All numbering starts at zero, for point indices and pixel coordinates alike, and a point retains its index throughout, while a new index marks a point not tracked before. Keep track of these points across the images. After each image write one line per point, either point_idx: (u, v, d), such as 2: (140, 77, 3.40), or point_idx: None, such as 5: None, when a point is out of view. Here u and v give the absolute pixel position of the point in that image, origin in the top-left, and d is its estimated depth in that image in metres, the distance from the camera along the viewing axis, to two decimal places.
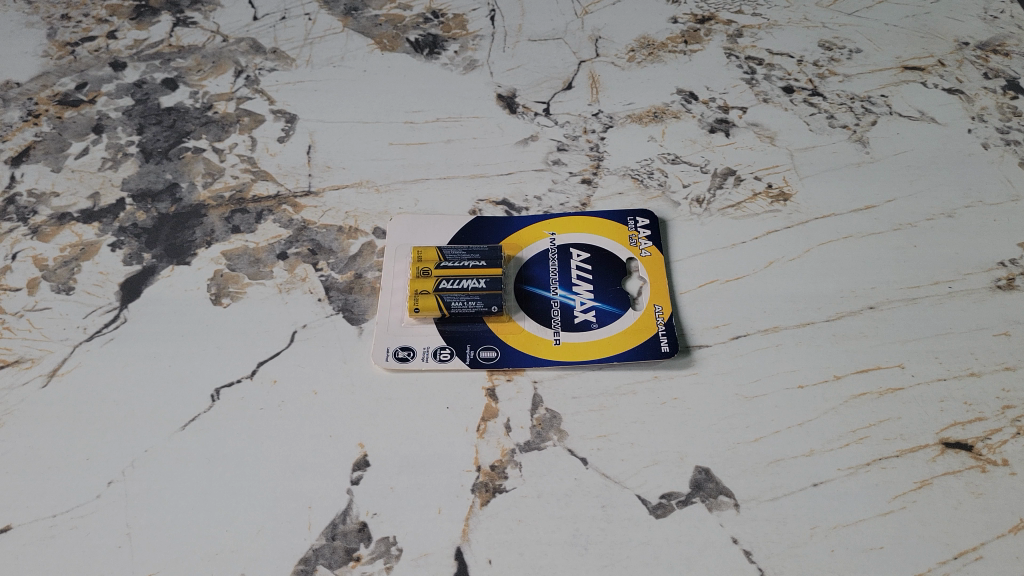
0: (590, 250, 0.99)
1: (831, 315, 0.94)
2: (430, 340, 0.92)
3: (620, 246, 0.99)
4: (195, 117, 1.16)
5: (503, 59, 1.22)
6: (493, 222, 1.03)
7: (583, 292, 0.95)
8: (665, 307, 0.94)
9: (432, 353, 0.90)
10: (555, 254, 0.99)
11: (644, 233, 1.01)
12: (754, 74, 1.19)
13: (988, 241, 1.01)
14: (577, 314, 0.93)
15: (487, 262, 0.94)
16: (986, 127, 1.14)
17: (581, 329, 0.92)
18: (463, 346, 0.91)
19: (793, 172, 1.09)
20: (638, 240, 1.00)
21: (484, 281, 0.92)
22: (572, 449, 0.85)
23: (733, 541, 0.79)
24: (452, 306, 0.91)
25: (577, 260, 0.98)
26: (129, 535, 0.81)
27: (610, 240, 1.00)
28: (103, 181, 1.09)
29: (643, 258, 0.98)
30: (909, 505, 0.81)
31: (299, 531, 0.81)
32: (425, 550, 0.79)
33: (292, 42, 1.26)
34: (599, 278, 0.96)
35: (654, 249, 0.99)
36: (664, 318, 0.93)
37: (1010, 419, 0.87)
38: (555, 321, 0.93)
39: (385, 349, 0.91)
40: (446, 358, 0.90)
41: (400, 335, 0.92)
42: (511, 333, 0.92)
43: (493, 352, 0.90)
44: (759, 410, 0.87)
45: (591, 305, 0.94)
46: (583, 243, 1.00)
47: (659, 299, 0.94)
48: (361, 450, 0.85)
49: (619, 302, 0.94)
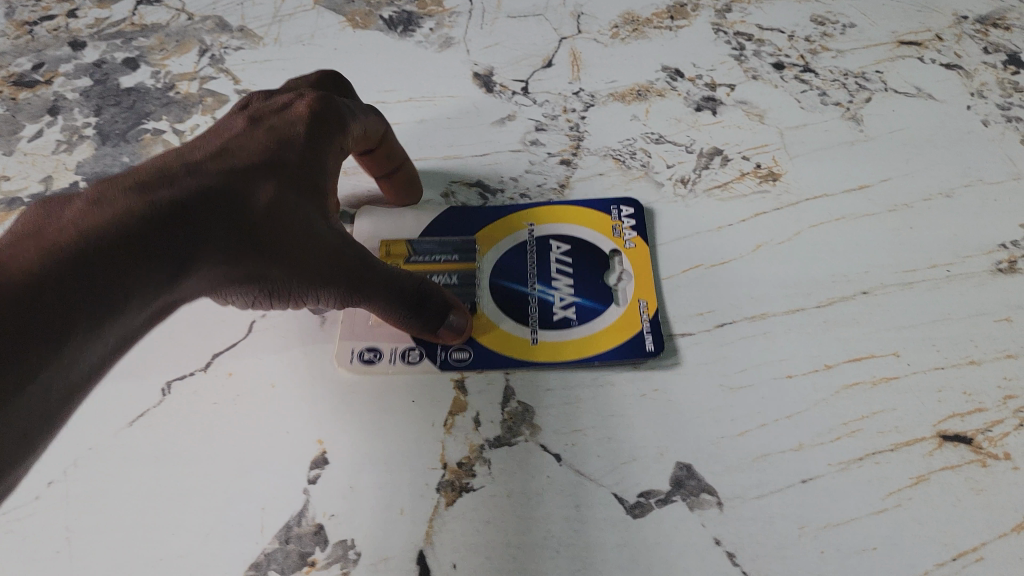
0: (571, 241, 0.94)
1: (823, 301, 0.89)
2: (399, 340, 0.87)
3: (602, 237, 0.95)
4: (156, 98, 1.12)
5: (480, 36, 1.17)
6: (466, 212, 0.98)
7: (563, 288, 0.90)
8: (649, 302, 0.89)
9: (400, 355, 0.85)
10: (534, 247, 0.94)
11: (628, 223, 0.96)
12: (742, 51, 1.14)
13: (989, 221, 0.95)
14: (555, 311, 0.88)
15: (459, 256, 0.91)
16: (986, 103, 1.07)
17: (560, 326, 0.87)
18: (434, 347, 0.86)
19: (782, 152, 1.03)
20: (622, 230, 0.95)
21: (456, 278, 0.90)
22: (545, 445, 0.80)
23: (716, 543, 0.74)
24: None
25: (557, 251, 0.93)
26: (68, 539, 0.75)
27: (592, 231, 0.95)
28: (57, 164, 1.05)
29: (628, 249, 0.93)
30: (905, 502, 0.76)
31: (250, 535, 0.75)
32: (385, 554, 0.74)
33: (259, 21, 1.20)
34: (579, 273, 0.91)
35: (639, 240, 0.94)
36: (648, 315, 0.88)
37: (1013, 410, 0.81)
38: (533, 319, 0.88)
39: (349, 351, 0.86)
40: (415, 360, 0.85)
41: (366, 335, 0.87)
42: (486, 332, 0.87)
43: (465, 353, 0.85)
44: (744, 402, 0.82)
45: (571, 301, 0.89)
46: (563, 233, 0.95)
47: (643, 294, 0.89)
48: (320, 447, 0.80)
49: (600, 298, 0.89)
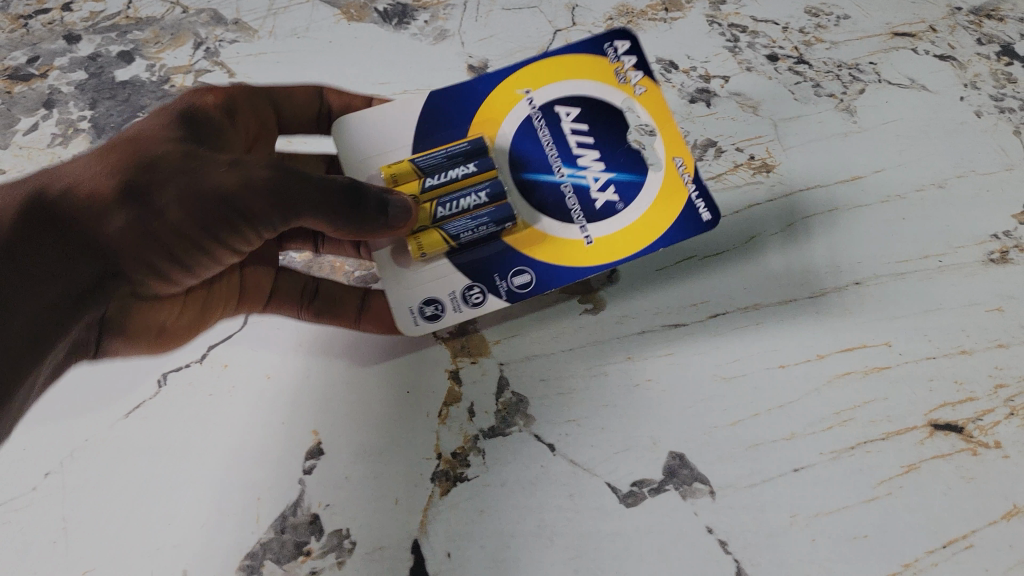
0: (579, 102, 0.81)
1: (816, 292, 0.89)
2: (450, 282, 0.80)
3: (609, 88, 0.81)
4: (151, 92, 1.13)
5: (475, 28, 1.17)
6: (450, 93, 0.84)
7: (591, 164, 0.80)
8: (684, 158, 0.79)
9: (462, 300, 0.80)
10: (540, 120, 0.82)
11: (629, 63, 0.82)
12: (737, 42, 1.14)
13: (981, 213, 0.96)
14: (595, 198, 0.79)
15: (477, 164, 0.80)
16: (979, 94, 1.07)
17: (608, 215, 0.79)
18: (491, 277, 0.80)
19: (776, 143, 1.03)
20: (625, 73, 0.82)
21: (486, 193, 0.79)
22: (539, 435, 0.80)
23: (708, 531, 0.75)
24: (461, 236, 0.79)
25: (567, 118, 0.81)
26: (65, 529, 0.76)
27: (594, 82, 0.82)
28: (54, 158, 1.07)
29: (638, 97, 0.81)
30: (895, 491, 0.77)
31: (247, 525, 0.75)
32: (379, 544, 0.75)
33: (254, 14, 1.20)
34: (599, 131, 0.81)
35: (648, 83, 0.81)
36: (689, 174, 0.78)
37: (1003, 400, 0.82)
38: (575, 214, 0.79)
39: (409, 310, 0.81)
40: (480, 301, 0.80)
41: (416, 285, 0.81)
42: (533, 241, 0.80)
43: (527, 275, 0.80)
44: (737, 392, 0.82)
45: (607, 178, 0.79)
46: (567, 94, 0.82)
47: (675, 151, 0.79)
48: (316, 438, 0.80)
49: (634, 166, 0.79)
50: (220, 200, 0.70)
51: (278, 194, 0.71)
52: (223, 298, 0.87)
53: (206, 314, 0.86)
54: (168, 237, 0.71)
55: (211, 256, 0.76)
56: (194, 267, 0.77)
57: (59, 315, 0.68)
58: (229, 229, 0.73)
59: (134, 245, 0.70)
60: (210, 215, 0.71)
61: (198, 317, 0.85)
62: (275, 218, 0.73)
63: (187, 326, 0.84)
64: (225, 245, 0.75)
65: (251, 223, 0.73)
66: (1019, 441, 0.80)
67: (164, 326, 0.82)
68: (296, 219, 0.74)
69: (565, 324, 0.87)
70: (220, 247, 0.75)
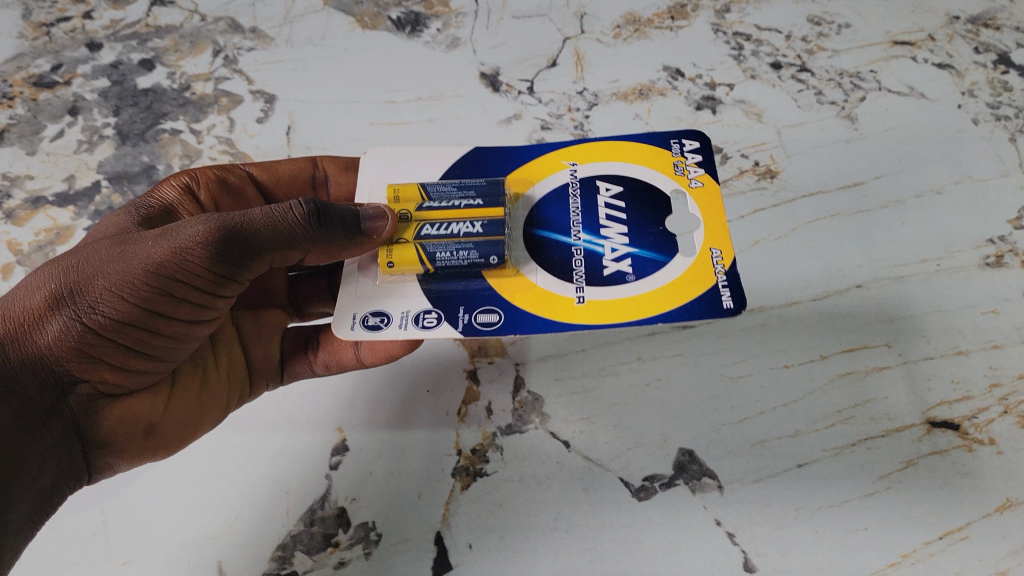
0: (622, 182, 0.79)
1: (819, 294, 0.93)
2: (409, 303, 0.74)
3: (661, 176, 0.79)
4: (172, 98, 1.16)
5: (486, 36, 1.19)
6: (495, 155, 0.84)
7: (615, 236, 0.75)
8: (724, 251, 0.72)
9: (413, 320, 0.73)
10: (578, 190, 0.79)
11: (692, 159, 0.79)
12: (741, 50, 1.15)
13: (978, 217, 0.98)
14: (606, 265, 0.74)
15: (484, 201, 0.75)
16: (976, 103, 1.08)
17: (612, 282, 0.73)
18: (456, 311, 0.73)
19: (780, 150, 1.06)
20: (685, 167, 0.79)
21: (481, 225, 0.73)
22: (555, 432, 0.84)
23: (716, 524, 0.78)
24: (438, 258, 0.73)
25: (605, 194, 0.78)
26: (103, 523, 0.81)
27: (649, 169, 0.80)
28: (79, 164, 1.10)
29: (693, 189, 0.77)
30: (895, 486, 0.80)
31: (276, 518, 0.80)
32: (404, 536, 0.79)
33: (271, 22, 1.23)
34: (635, 216, 0.76)
35: (706, 179, 0.78)
36: (725, 265, 0.71)
37: (997, 398, 0.85)
38: (577, 274, 0.73)
39: (351, 317, 0.73)
40: (431, 324, 0.72)
41: (371, 300, 0.75)
42: (521, 293, 0.73)
43: (496, 316, 0.72)
44: (743, 391, 0.86)
45: (625, 251, 0.74)
46: (612, 173, 0.80)
47: (717, 242, 0.73)
48: (340, 435, 0.85)
49: (663, 247, 0.74)
50: (162, 268, 0.67)
51: (216, 240, 0.68)
52: (222, 385, 0.82)
53: (206, 397, 0.80)
54: (125, 328, 0.68)
55: (178, 329, 0.72)
56: (168, 349, 0.73)
57: (45, 442, 0.68)
58: (183, 294, 0.70)
59: (95, 346, 0.68)
60: (157, 286, 0.68)
61: (194, 404, 0.79)
62: (224, 265, 0.70)
63: (193, 416, 0.79)
64: (186, 312, 0.71)
65: (202, 282, 0.70)
66: (1014, 438, 0.83)
67: (150, 421, 0.75)
68: (247, 259, 0.71)
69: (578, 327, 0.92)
70: (183, 317, 0.72)
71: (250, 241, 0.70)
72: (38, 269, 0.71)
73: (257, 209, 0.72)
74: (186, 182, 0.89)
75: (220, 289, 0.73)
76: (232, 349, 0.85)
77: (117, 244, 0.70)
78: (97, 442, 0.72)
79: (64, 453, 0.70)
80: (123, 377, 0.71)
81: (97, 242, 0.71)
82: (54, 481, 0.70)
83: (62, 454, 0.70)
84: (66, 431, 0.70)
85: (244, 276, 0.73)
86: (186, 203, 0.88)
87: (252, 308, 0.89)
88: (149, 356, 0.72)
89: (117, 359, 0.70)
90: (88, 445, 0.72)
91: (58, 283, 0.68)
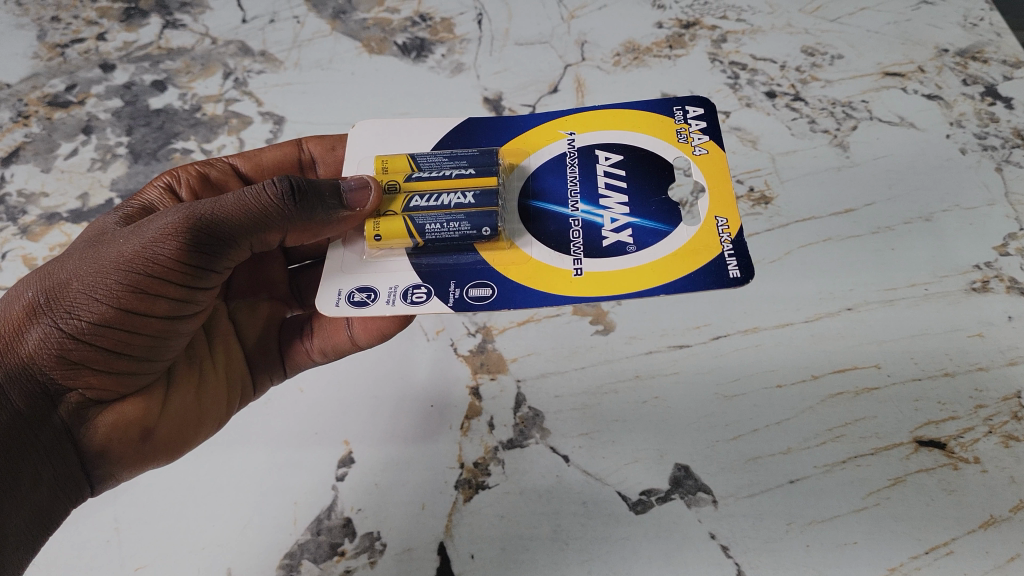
0: (624, 151, 0.81)
1: (810, 316, 0.96)
2: (397, 278, 0.75)
3: (665, 145, 0.81)
4: (184, 119, 1.19)
5: (490, 62, 1.22)
6: (495, 123, 0.86)
7: (614, 208, 0.77)
8: (730, 219, 0.74)
9: (401, 295, 0.74)
10: (575, 159, 0.81)
11: (696, 126, 0.81)
12: (737, 79, 1.17)
13: (965, 244, 1.00)
14: (605, 236, 0.75)
15: (476, 171, 0.78)
16: (964, 133, 1.09)
17: (612, 254, 0.74)
18: (448, 284, 0.74)
19: (774, 176, 1.08)
20: (689, 134, 0.81)
21: (473, 196, 0.75)
22: (555, 447, 0.88)
23: (711, 537, 0.82)
24: (427, 230, 0.75)
25: (604, 162, 0.80)
26: (116, 530, 0.86)
27: (652, 138, 0.82)
28: (93, 181, 1.13)
29: (698, 157, 0.80)
30: (883, 501, 0.83)
31: (284, 527, 0.85)
32: (408, 545, 0.83)
33: (280, 45, 1.26)
34: (635, 187, 0.78)
35: (711, 146, 0.80)
36: (730, 235, 0.73)
37: (982, 418, 0.88)
38: (576, 246, 0.75)
39: (337, 292, 0.75)
40: (421, 299, 0.74)
41: (358, 275, 0.76)
42: (515, 265, 0.75)
43: (488, 290, 0.74)
44: (737, 409, 0.90)
45: (626, 223, 0.76)
46: (612, 143, 0.82)
47: (722, 210, 0.75)
48: (346, 448, 0.90)
49: (666, 217, 0.76)
50: (130, 264, 0.70)
51: (182, 230, 0.71)
52: (221, 386, 0.85)
53: (201, 397, 0.82)
54: (104, 330, 0.70)
55: (161, 327, 0.74)
56: (152, 349, 0.74)
57: (37, 451, 0.70)
58: (159, 290, 0.72)
59: (76, 351, 0.70)
60: (129, 282, 0.70)
61: (192, 405, 0.81)
62: (198, 255, 0.72)
63: (189, 414, 0.81)
64: (167, 309, 0.73)
65: (178, 275, 0.72)
66: (998, 457, 0.85)
67: (145, 425, 0.76)
68: (219, 247, 0.74)
69: (577, 344, 0.95)
70: (164, 314, 0.73)
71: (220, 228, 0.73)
72: (20, 284, 0.74)
73: (228, 199, 0.74)
74: (167, 181, 0.92)
75: (199, 282, 0.75)
76: (229, 348, 0.87)
77: (90, 252, 0.73)
78: (92, 452, 0.74)
79: (59, 462, 0.73)
80: (110, 382, 0.73)
81: (73, 253, 0.75)
82: (52, 494, 0.73)
83: (57, 465, 0.73)
84: (57, 440, 0.72)
85: (222, 266, 0.76)
86: (166, 201, 0.91)
87: (247, 302, 0.91)
88: (132, 357, 0.73)
89: (100, 364, 0.71)
90: (84, 454, 0.74)
91: (35, 292, 0.71)
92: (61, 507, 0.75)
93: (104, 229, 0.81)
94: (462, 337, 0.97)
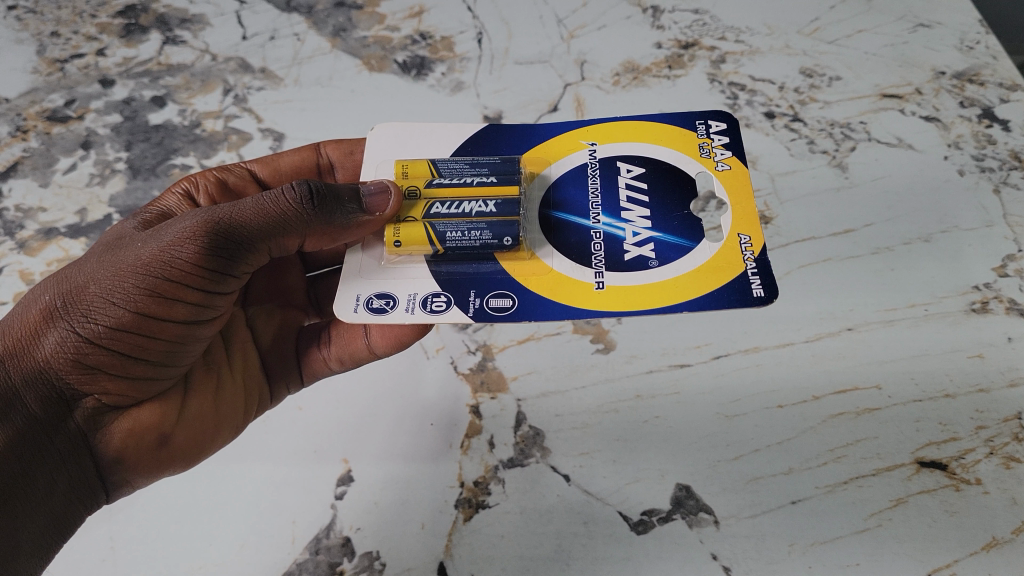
0: (645, 164, 0.81)
1: (810, 336, 0.96)
2: (415, 286, 0.75)
3: (686, 158, 0.81)
4: (183, 135, 1.19)
5: (490, 81, 1.22)
6: (518, 131, 0.86)
7: (636, 221, 0.77)
8: (753, 237, 0.74)
9: (420, 304, 0.74)
10: (597, 170, 0.81)
11: (719, 141, 0.82)
12: (735, 100, 1.18)
13: (964, 265, 1.00)
14: (627, 249, 0.75)
15: (498, 179, 0.78)
16: (962, 154, 1.09)
17: (634, 267, 0.74)
18: (468, 294, 0.74)
19: (774, 197, 1.08)
20: (711, 149, 0.81)
21: (495, 205, 0.76)
22: (555, 466, 0.88)
23: (713, 558, 0.82)
24: (448, 238, 0.75)
25: (626, 175, 0.80)
26: (112, 548, 0.85)
27: (674, 151, 0.82)
28: (92, 197, 1.13)
29: (721, 172, 0.80)
30: (885, 522, 0.83)
31: (283, 546, 0.85)
32: (407, 566, 0.83)
33: (280, 62, 1.26)
34: (657, 202, 0.78)
35: (733, 163, 0.80)
36: (754, 252, 0.73)
37: (983, 440, 0.88)
38: (597, 259, 0.75)
39: (355, 298, 0.75)
40: (440, 308, 0.73)
41: (377, 281, 0.76)
42: (534, 276, 0.75)
43: (508, 301, 0.74)
44: (738, 429, 0.90)
45: (648, 237, 0.76)
46: (635, 156, 0.82)
47: (744, 228, 0.75)
48: (345, 466, 0.89)
49: (688, 232, 0.76)
50: (147, 267, 0.70)
51: (200, 232, 0.71)
52: (238, 390, 0.85)
53: (219, 403, 0.82)
54: (119, 334, 0.69)
55: (178, 332, 0.73)
56: (168, 354, 0.73)
57: (51, 456, 0.70)
58: (177, 294, 0.71)
59: (92, 355, 0.69)
60: (146, 285, 0.69)
61: (210, 411, 0.80)
62: (216, 259, 0.72)
63: (206, 422, 0.80)
64: (185, 312, 0.72)
65: (196, 279, 0.71)
66: (999, 479, 0.85)
67: (161, 432, 0.75)
68: (236, 251, 0.73)
69: (578, 363, 0.95)
70: (180, 318, 0.72)
71: (237, 232, 0.72)
72: (38, 288, 0.74)
73: (246, 202, 0.74)
74: (185, 189, 0.92)
75: (217, 287, 0.74)
76: (246, 355, 0.87)
77: (108, 256, 0.73)
78: (108, 459, 0.73)
79: (74, 468, 0.72)
80: (126, 387, 0.72)
81: (90, 258, 0.74)
82: (68, 499, 0.73)
83: (72, 471, 0.72)
84: (72, 445, 0.72)
85: (239, 271, 0.75)
86: (186, 207, 0.90)
87: (264, 309, 0.91)
88: (148, 363, 0.72)
89: (116, 368, 0.71)
90: (100, 460, 0.74)
91: (52, 296, 0.71)
92: (77, 514, 0.74)
93: (119, 233, 0.81)
94: (462, 354, 0.97)
